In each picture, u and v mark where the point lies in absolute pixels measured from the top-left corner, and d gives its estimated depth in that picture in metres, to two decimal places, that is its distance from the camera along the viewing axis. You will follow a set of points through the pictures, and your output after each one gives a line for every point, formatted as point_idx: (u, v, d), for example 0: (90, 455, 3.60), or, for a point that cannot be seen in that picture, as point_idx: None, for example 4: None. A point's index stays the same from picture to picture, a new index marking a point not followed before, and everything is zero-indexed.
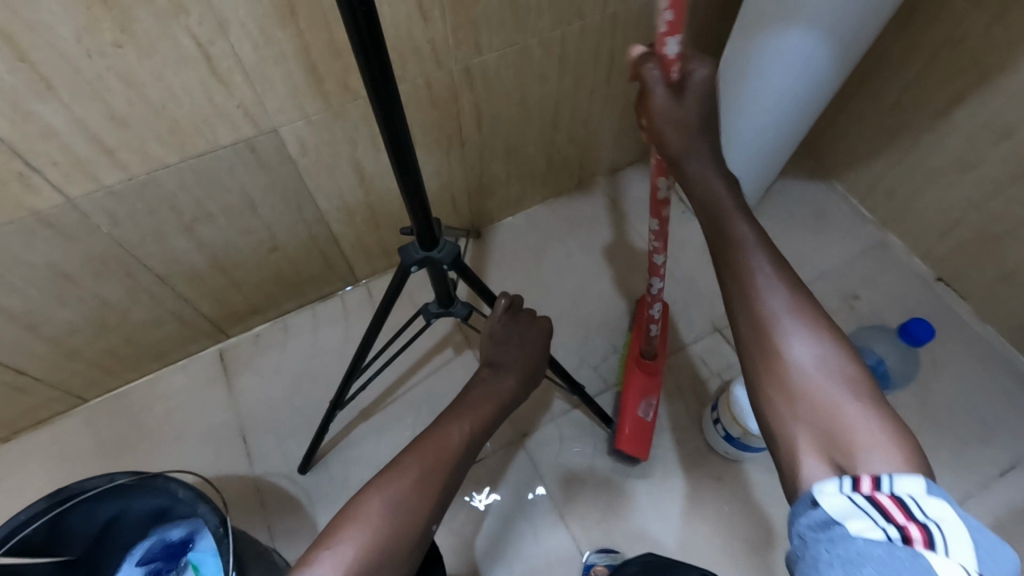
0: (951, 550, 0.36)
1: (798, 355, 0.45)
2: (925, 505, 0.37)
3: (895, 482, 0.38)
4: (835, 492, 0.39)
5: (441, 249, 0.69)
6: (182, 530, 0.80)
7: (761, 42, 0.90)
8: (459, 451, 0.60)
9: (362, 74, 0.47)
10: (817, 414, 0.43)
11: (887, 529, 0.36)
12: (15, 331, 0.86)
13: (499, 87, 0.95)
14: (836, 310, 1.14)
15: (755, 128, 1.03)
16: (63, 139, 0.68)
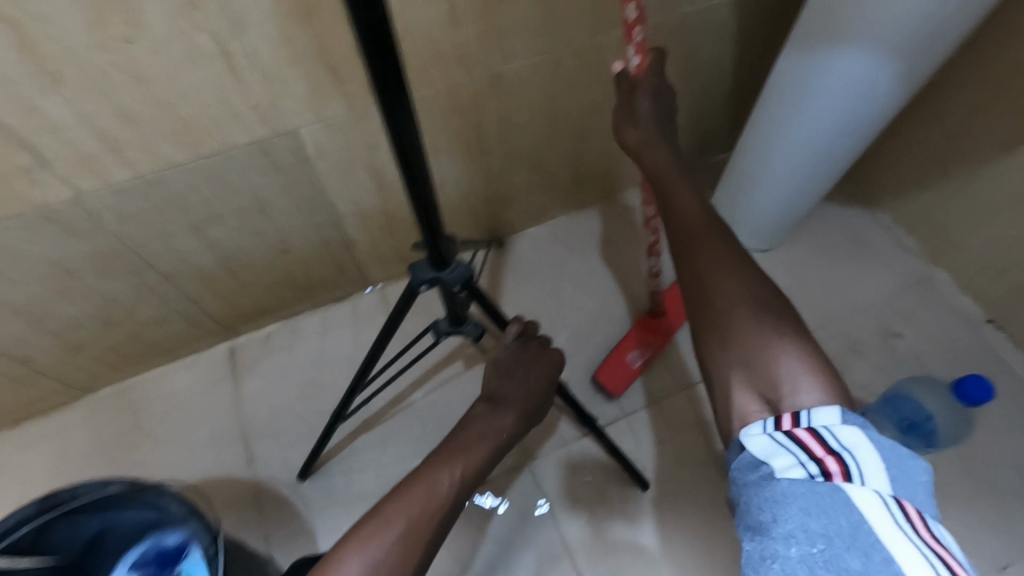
0: (866, 477, 0.43)
1: (735, 302, 0.54)
2: (837, 435, 0.45)
3: (814, 416, 0.47)
4: (759, 433, 0.49)
5: (453, 272, 0.65)
6: (176, 536, 0.73)
7: (816, 61, 0.84)
8: (445, 504, 0.58)
9: (372, 87, 0.42)
10: (747, 350, 0.52)
11: (805, 464, 0.44)
12: (20, 323, 0.85)
13: (529, 96, 0.90)
14: (874, 348, 1.07)
15: (797, 153, 0.98)
16: (68, 133, 0.65)
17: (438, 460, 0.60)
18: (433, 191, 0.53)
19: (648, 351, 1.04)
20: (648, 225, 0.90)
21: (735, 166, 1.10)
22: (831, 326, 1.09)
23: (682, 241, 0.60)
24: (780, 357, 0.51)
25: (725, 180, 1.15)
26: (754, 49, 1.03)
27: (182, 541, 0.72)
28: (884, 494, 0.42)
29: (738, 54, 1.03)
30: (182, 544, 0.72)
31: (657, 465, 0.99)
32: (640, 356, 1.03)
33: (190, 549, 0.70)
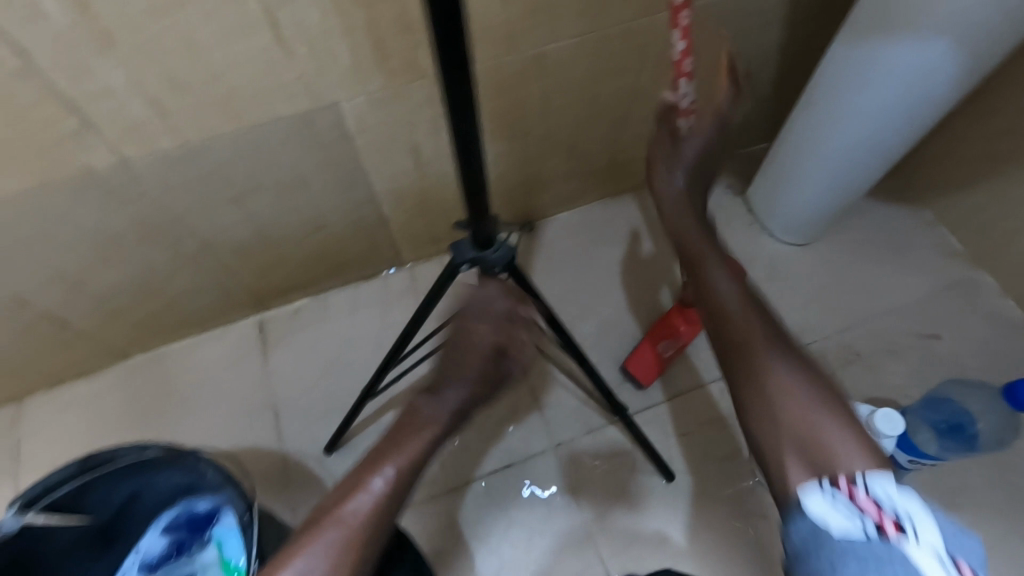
0: (921, 534, 0.44)
1: (783, 375, 0.57)
2: (897, 502, 0.46)
3: (874, 484, 0.48)
4: (820, 502, 0.49)
5: (496, 252, 0.64)
6: (207, 504, 0.76)
7: (875, 48, 0.81)
8: (378, 506, 0.57)
9: (434, 55, 0.41)
10: (798, 425, 0.55)
11: (862, 523, 0.45)
12: (63, 287, 0.86)
13: (572, 77, 0.88)
14: (912, 349, 1.04)
15: (838, 143, 0.95)
16: (120, 98, 0.65)
17: (380, 454, 0.59)
18: (484, 168, 0.52)
19: (679, 341, 1.02)
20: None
21: (776, 156, 1.08)
22: (867, 325, 1.07)
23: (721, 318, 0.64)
24: (830, 437, 0.53)
25: (765, 170, 1.12)
26: (803, 36, 1.00)
27: (214, 508, 0.75)
28: (941, 553, 0.43)
29: (787, 41, 1.00)
30: (214, 510, 0.75)
31: (684, 456, 0.98)
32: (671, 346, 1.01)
33: (224, 514, 0.74)
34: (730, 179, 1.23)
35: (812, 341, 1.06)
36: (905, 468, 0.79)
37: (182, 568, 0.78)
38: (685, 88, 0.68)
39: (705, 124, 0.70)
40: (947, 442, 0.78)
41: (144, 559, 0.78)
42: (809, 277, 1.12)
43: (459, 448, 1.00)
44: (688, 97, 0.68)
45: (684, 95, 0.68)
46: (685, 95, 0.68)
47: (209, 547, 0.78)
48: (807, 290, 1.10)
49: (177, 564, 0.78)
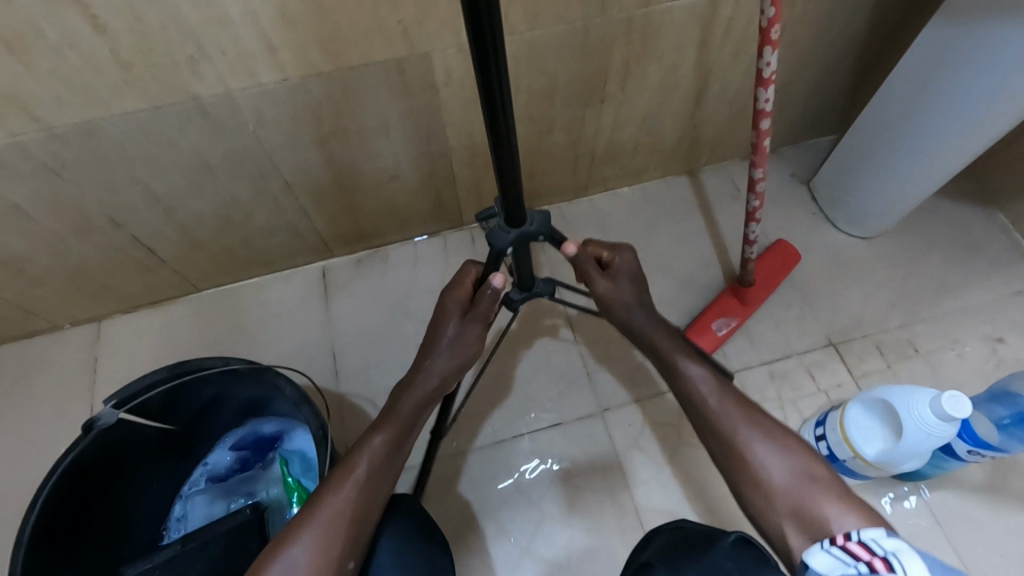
0: (908, 568, 0.45)
1: (771, 464, 0.64)
2: (883, 542, 0.49)
3: (863, 532, 0.52)
4: (820, 555, 0.53)
5: (533, 222, 0.66)
6: (273, 427, 0.83)
7: (974, 34, 0.79)
8: (366, 491, 0.62)
9: (467, 33, 0.45)
10: (795, 503, 0.61)
11: (856, 565, 0.48)
12: (155, 212, 0.92)
13: (655, 48, 0.89)
14: (974, 350, 1.02)
15: (921, 128, 0.92)
16: (234, 29, 0.69)
17: (358, 442, 0.65)
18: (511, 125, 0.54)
19: (734, 320, 1.04)
20: (753, 190, 0.88)
21: (850, 142, 1.05)
22: (928, 323, 1.05)
23: (701, 423, 0.70)
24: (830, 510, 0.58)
25: (835, 155, 1.10)
26: (892, 22, 0.98)
27: (279, 430, 0.83)
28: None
29: (874, 27, 0.99)
30: (280, 433, 0.83)
31: None
32: (729, 326, 1.03)
33: (291, 435, 0.82)
34: (795, 166, 1.22)
35: (867, 332, 1.05)
36: (964, 461, 0.79)
37: (244, 486, 0.82)
38: (767, 93, 0.76)
39: (625, 258, 0.75)
40: (1013, 434, 0.77)
41: (210, 473, 0.83)
42: (871, 270, 1.10)
43: (507, 405, 1.03)
44: (769, 103, 0.77)
45: (766, 100, 0.76)
46: (766, 100, 0.77)
47: (272, 467, 0.82)
48: (867, 283, 1.09)
49: (240, 480, 0.82)
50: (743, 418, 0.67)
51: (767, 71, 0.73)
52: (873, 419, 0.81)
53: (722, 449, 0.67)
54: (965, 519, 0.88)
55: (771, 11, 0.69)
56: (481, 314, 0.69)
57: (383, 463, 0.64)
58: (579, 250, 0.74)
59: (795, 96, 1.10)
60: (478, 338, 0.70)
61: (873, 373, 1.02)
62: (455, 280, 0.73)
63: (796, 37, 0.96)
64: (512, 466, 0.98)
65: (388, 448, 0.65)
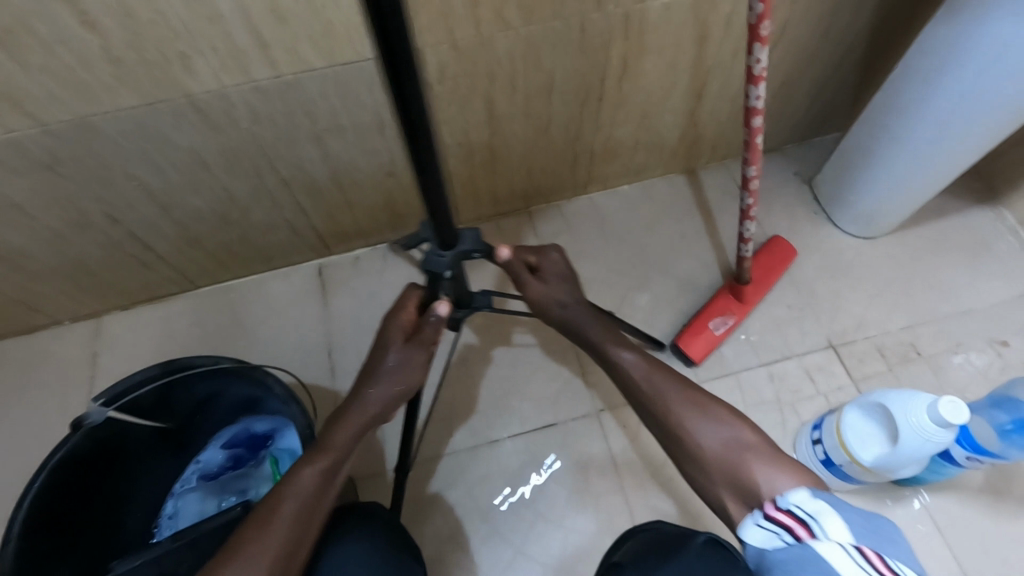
0: (829, 533, 0.51)
1: (703, 437, 0.66)
2: (805, 506, 0.55)
3: (788, 497, 0.56)
4: (754, 527, 0.57)
5: (466, 241, 0.66)
6: (265, 425, 0.83)
7: (959, 26, 0.79)
8: (298, 522, 0.60)
9: (378, 52, 0.43)
10: (732, 472, 0.63)
11: (785, 537, 0.54)
12: (151, 209, 0.92)
13: (654, 43, 0.88)
14: (978, 353, 1.00)
15: (925, 122, 0.90)
16: (227, 26, 0.68)
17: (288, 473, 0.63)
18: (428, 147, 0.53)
19: (732, 318, 1.03)
20: (747, 187, 0.87)
21: (851, 142, 1.04)
22: (931, 325, 1.03)
23: (637, 398, 0.72)
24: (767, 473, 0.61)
25: (839, 151, 1.07)
26: (897, 18, 0.96)
27: (271, 429, 0.82)
28: (846, 544, 0.50)
29: (880, 22, 0.97)
30: (272, 431, 0.82)
31: None
32: (727, 325, 1.01)
33: (282, 434, 0.81)
34: (798, 165, 1.20)
35: (869, 334, 1.03)
36: (962, 466, 0.78)
37: (236, 484, 0.81)
38: (758, 90, 0.75)
39: (552, 257, 0.79)
40: (1013, 442, 0.75)
41: (203, 470, 0.83)
42: (874, 271, 1.09)
43: (502, 404, 1.03)
44: (760, 101, 0.75)
45: (757, 97, 0.75)
46: (757, 97, 0.75)
47: (263, 465, 0.82)
48: (870, 285, 1.07)
49: (232, 478, 0.82)
50: (679, 396, 0.69)
51: (758, 67, 0.72)
52: (878, 426, 0.80)
53: (661, 421, 0.69)
54: (964, 525, 0.86)
55: (759, 7, 0.67)
56: (427, 341, 0.70)
57: (317, 492, 0.62)
58: (512, 255, 0.74)
59: (800, 92, 1.08)
60: (423, 363, 0.70)
61: (874, 376, 1.00)
62: (397, 305, 0.73)
63: (798, 34, 0.94)
64: (506, 464, 0.98)
65: (320, 479, 0.63)
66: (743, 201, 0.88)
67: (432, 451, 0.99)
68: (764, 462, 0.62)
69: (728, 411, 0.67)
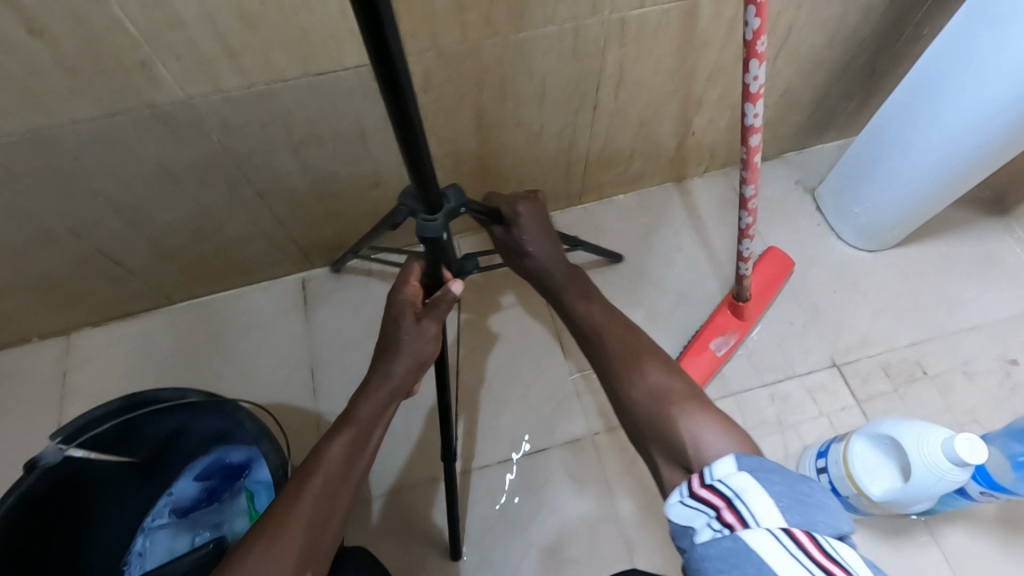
0: (758, 517, 0.44)
1: (642, 382, 0.63)
2: (731, 482, 0.48)
3: (714, 472, 0.50)
4: (678, 504, 0.51)
5: (450, 198, 0.62)
6: (240, 455, 0.77)
7: (978, 36, 0.75)
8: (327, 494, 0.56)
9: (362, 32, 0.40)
10: (659, 428, 0.59)
11: (712, 523, 0.46)
12: (118, 223, 0.86)
13: (653, 49, 0.83)
14: (987, 373, 0.97)
15: (964, 105, 0.81)
16: (190, 32, 0.63)
17: (314, 451, 0.59)
18: (417, 115, 0.48)
19: (732, 338, 0.99)
20: (745, 207, 0.82)
21: (856, 151, 0.99)
22: (937, 342, 1.00)
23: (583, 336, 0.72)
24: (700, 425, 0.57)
25: (850, 155, 1.01)
26: (907, 23, 0.92)
27: (247, 459, 0.77)
28: (775, 528, 0.43)
29: (889, 28, 0.92)
30: (247, 462, 0.77)
31: None
32: (728, 346, 0.97)
33: (256, 466, 0.76)
34: (800, 173, 1.16)
35: (874, 352, 1.00)
36: (974, 500, 0.74)
37: (209, 519, 0.78)
38: (756, 108, 0.70)
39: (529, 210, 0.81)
40: None
41: (175, 504, 0.79)
42: (880, 286, 1.05)
43: (492, 426, 0.98)
44: (757, 119, 0.71)
45: (754, 116, 0.71)
46: (755, 116, 0.71)
47: (239, 497, 0.78)
48: (875, 301, 1.03)
49: (206, 512, 0.78)
50: (622, 345, 0.67)
51: (756, 86, 0.67)
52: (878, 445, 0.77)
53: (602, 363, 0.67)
54: (976, 558, 0.83)
55: (755, 23, 0.63)
56: (439, 314, 0.67)
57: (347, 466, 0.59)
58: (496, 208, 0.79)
59: (803, 98, 1.03)
60: (436, 334, 0.67)
61: (879, 397, 0.96)
62: (398, 282, 0.69)
63: (803, 38, 0.90)
64: (496, 490, 0.94)
65: (349, 452, 0.60)
66: (742, 220, 0.84)
67: (420, 476, 0.95)
68: (695, 415, 0.58)
69: (663, 362, 0.64)
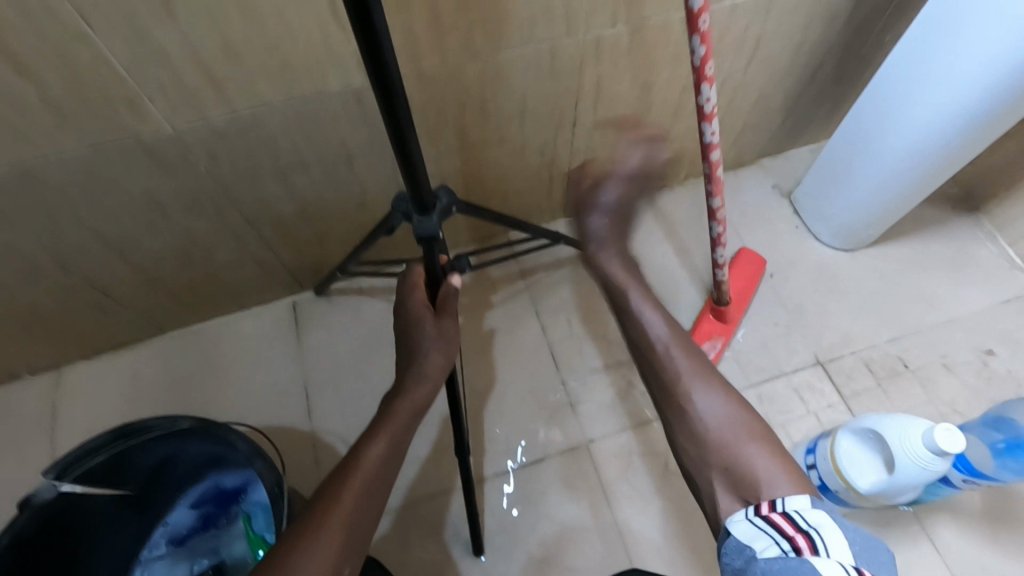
0: (830, 550, 0.46)
1: (708, 408, 0.63)
2: (806, 516, 0.50)
3: (788, 502, 0.52)
4: (742, 519, 0.54)
5: (442, 199, 0.69)
6: (235, 480, 0.79)
7: (935, 49, 0.79)
8: (363, 495, 0.56)
9: (357, 37, 0.44)
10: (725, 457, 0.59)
11: (781, 544, 0.48)
12: (107, 254, 0.87)
13: (627, 66, 0.85)
14: (967, 365, 1.00)
15: (923, 119, 0.85)
16: (175, 67, 0.64)
17: (352, 452, 0.59)
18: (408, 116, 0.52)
19: (719, 342, 1.01)
20: (714, 217, 0.84)
21: (830, 155, 1.02)
22: (917, 337, 1.03)
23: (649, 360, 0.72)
24: (754, 455, 0.58)
25: (823, 159, 1.04)
26: (868, 31, 0.95)
27: (241, 483, 0.78)
28: (847, 564, 0.45)
29: (853, 36, 0.96)
30: (242, 485, 0.78)
31: None
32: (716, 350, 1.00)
33: (253, 488, 0.77)
34: (777, 177, 1.19)
35: (856, 349, 1.02)
36: (958, 488, 0.76)
37: (207, 545, 0.78)
38: (712, 126, 0.73)
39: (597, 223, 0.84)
40: (1006, 462, 0.74)
41: (171, 533, 0.80)
42: (858, 285, 1.08)
43: (488, 441, 0.99)
44: (715, 136, 0.74)
45: (711, 133, 0.73)
46: (712, 133, 0.73)
47: (235, 522, 0.79)
48: (856, 300, 1.06)
49: (202, 539, 0.79)
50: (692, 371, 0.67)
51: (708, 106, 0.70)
52: (859, 438, 0.79)
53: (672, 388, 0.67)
54: (964, 548, 0.85)
55: (701, 49, 0.65)
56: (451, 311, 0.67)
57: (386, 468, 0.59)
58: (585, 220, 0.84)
59: (776, 106, 1.07)
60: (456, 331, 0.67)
61: (864, 393, 0.99)
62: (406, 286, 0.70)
63: (772, 49, 0.93)
64: (494, 503, 0.95)
65: (387, 457, 0.59)
66: (712, 230, 0.86)
67: (418, 493, 0.96)
68: (747, 436, 0.60)
69: (722, 382, 0.66)
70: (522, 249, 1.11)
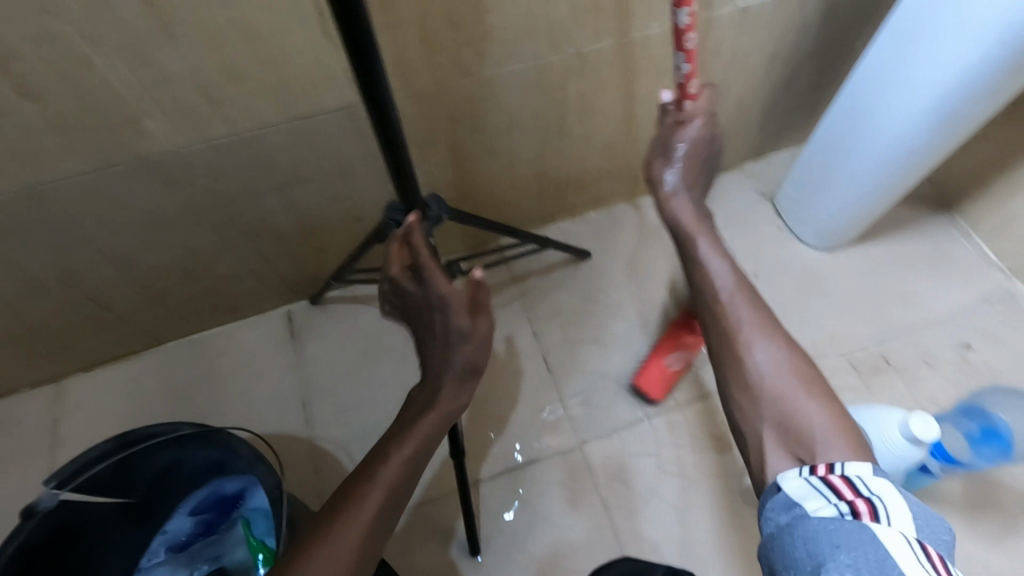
0: (890, 517, 0.47)
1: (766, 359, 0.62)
2: (868, 483, 0.50)
3: (846, 466, 0.52)
4: (796, 477, 0.54)
5: (433, 207, 0.72)
6: (235, 486, 0.79)
7: (901, 57, 0.83)
8: (381, 508, 0.56)
9: (347, 45, 0.47)
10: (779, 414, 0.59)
11: (837, 504, 0.49)
12: (108, 269, 0.89)
13: (611, 79, 0.89)
14: (945, 360, 1.03)
15: (891, 124, 0.90)
16: (176, 88, 0.67)
17: (369, 465, 0.58)
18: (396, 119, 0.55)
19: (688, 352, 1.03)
20: None
21: (807, 159, 1.06)
22: (898, 334, 1.06)
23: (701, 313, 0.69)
24: (813, 415, 0.58)
25: (801, 162, 1.08)
26: (842, 41, 1.00)
27: (241, 489, 0.79)
28: (909, 536, 0.46)
29: (827, 47, 1.00)
30: (241, 491, 0.79)
31: (703, 462, 0.99)
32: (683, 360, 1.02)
33: (251, 494, 0.78)
34: (759, 183, 1.23)
35: (840, 347, 1.06)
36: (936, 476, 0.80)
37: (209, 550, 0.81)
38: None
39: None
40: (982, 450, 0.78)
41: (170, 541, 0.81)
42: (840, 285, 1.11)
43: (484, 445, 1.01)
44: None
45: None
46: None
47: (235, 527, 0.81)
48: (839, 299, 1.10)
49: (204, 545, 0.81)
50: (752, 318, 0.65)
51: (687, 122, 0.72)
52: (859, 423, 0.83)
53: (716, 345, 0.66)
54: None
55: (686, 67, 0.65)
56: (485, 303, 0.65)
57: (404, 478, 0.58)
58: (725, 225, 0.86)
59: (756, 114, 1.11)
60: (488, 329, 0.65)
61: (847, 389, 1.02)
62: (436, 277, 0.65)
63: (749, 60, 0.97)
64: (491, 506, 0.97)
65: (406, 471, 0.59)
66: None
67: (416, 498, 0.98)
68: (804, 393, 0.60)
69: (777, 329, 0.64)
70: (513, 255, 1.14)
